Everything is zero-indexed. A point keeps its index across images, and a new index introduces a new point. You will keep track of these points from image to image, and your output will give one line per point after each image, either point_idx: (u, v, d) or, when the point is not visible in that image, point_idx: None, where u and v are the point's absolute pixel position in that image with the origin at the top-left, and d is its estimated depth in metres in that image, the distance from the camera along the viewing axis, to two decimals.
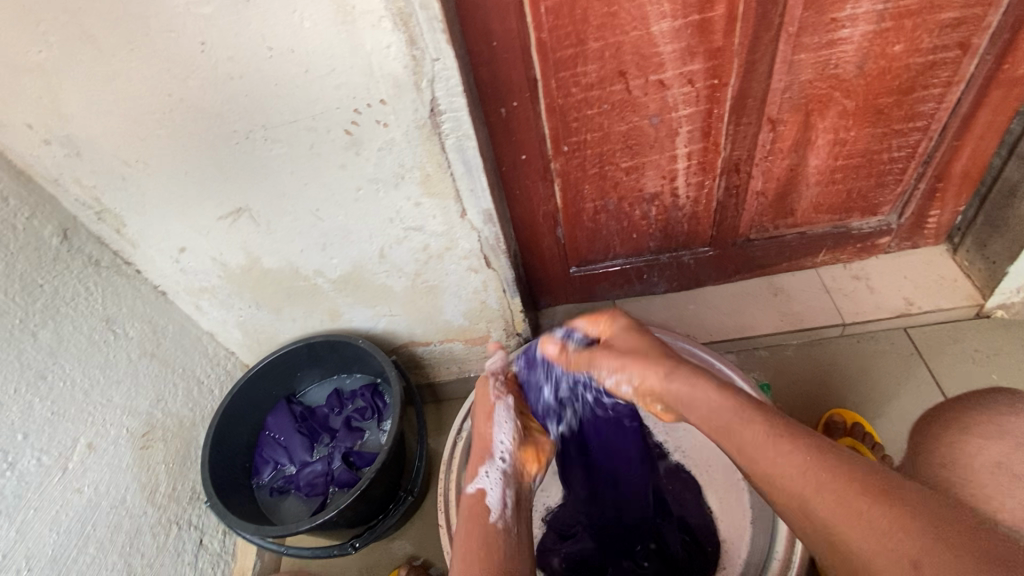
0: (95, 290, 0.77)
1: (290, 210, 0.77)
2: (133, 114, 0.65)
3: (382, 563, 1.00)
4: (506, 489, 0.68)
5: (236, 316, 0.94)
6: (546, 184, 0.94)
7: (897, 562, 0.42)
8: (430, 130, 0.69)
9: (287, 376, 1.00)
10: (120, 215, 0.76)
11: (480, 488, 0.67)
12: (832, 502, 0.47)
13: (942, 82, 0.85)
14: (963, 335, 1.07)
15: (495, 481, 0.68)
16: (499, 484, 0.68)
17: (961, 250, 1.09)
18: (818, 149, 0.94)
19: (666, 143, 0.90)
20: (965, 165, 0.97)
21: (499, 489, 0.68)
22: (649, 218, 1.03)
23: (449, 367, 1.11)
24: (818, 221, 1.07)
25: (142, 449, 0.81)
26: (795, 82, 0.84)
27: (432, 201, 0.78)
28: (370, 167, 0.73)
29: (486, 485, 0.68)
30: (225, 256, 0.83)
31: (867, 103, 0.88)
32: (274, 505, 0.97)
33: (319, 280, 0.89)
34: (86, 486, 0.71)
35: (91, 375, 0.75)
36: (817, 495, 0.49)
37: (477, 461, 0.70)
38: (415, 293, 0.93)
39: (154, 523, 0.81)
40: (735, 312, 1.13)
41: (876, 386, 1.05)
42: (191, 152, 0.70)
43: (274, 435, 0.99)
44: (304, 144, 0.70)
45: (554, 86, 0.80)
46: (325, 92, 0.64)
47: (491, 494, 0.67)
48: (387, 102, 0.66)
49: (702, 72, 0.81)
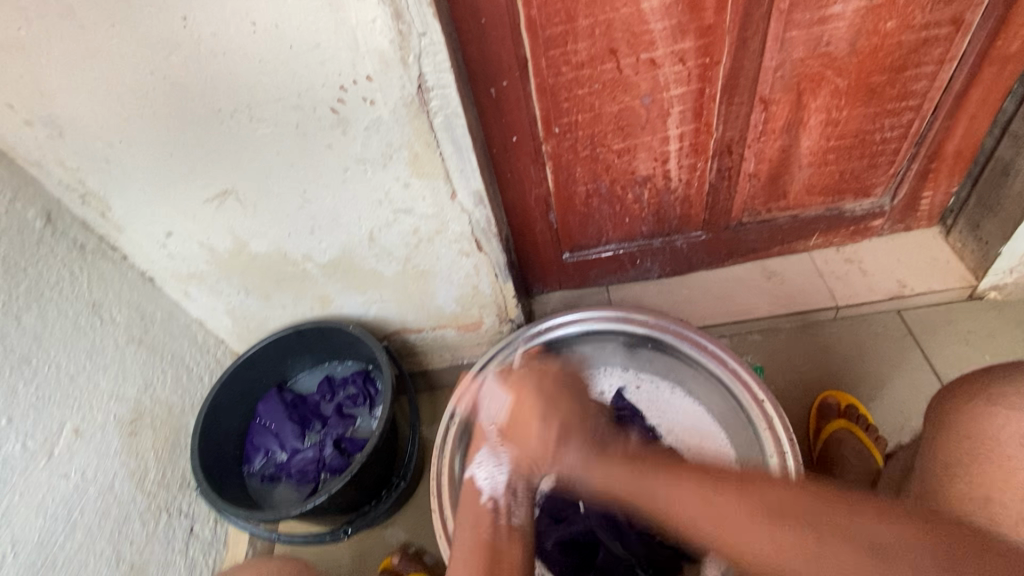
0: (80, 274, 0.76)
1: (278, 192, 0.77)
2: (115, 92, 0.64)
3: (376, 550, 0.99)
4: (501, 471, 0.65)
5: (225, 303, 0.93)
6: (537, 167, 0.93)
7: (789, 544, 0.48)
8: (418, 107, 0.68)
9: (278, 363, 0.99)
10: (105, 198, 0.75)
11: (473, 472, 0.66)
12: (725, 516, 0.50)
13: (935, 60, 0.85)
14: (957, 316, 1.07)
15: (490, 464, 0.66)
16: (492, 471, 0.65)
17: (954, 232, 1.09)
18: (810, 130, 0.94)
19: (658, 124, 0.90)
20: (957, 145, 0.97)
21: (496, 477, 0.65)
22: (641, 202, 1.03)
23: (441, 354, 1.10)
24: (810, 204, 1.07)
25: (131, 435, 0.81)
26: (787, 60, 0.83)
27: (421, 181, 0.77)
28: (357, 146, 0.72)
29: (478, 474, 0.66)
30: (212, 240, 0.82)
31: (859, 81, 0.87)
32: (266, 492, 0.96)
33: (308, 265, 0.88)
34: (73, 472, 0.70)
35: (77, 360, 0.74)
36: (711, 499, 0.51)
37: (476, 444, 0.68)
38: (406, 278, 0.92)
39: (143, 510, 0.80)
40: (728, 297, 1.13)
41: (870, 369, 1.04)
42: (176, 133, 0.69)
43: (265, 422, 0.98)
44: (290, 123, 0.69)
45: (544, 65, 0.79)
46: (310, 68, 0.63)
47: (482, 482, 0.65)
48: (373, 79, 0.65)
49: (694, 51, 0.80)
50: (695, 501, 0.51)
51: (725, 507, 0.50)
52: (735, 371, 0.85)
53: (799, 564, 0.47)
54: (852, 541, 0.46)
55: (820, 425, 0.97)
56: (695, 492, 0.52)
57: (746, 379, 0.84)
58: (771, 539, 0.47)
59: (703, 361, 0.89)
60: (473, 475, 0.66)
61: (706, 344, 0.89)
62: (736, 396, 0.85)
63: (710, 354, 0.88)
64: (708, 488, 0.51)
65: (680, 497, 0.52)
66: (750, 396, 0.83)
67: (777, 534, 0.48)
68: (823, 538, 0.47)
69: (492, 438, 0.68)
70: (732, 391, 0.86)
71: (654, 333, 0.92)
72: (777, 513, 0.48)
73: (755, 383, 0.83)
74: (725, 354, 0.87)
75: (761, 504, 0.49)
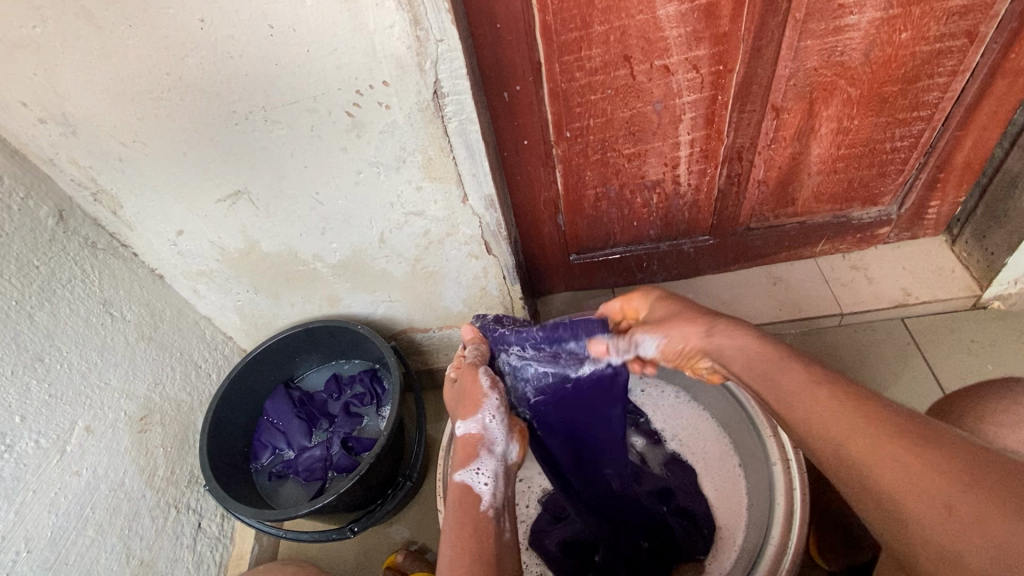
0: (91, 272, 0.76)
1: (289, 193, 0.77)
2: (130, 93, 0.64)
3: (381, 547, 1.01)
4: (497, 482, 0.63)
5: (234, 301, 0.93)
6: (548, 169, 0.94)
7: (914, 488, 0.44)
8: (433, 112, 0.68)
9: (287, 361, 0.99)
10: (116, 196, 0.75)
11: (470, 480, 0.63)
12: (872, 455, 0.46)
13: (947, 72, 0.85)
14: (961, 325, 1.08)
15: (488, 473, 0.63)
16: (491, 479, 0.63)
17: (960, 241, 1.09)
18: (821, 138, 0.93)
19: (670, 130, 0.90)
20: (966, 157, 0.97)
21: (494, 484, 0.63)
22: (650, 206, 1.03)
23: (447, 353, 1.11)
24: (818, 210, 1.07)
25: (140, 432, 0.81)
26: (800, 70, 0.83)
27: (433, 185, 0.77)
28: (370, 150, 0.72)
29: (475, 480, 0.63)
30: (223, 239, 0.83)
31: (872, 91, 0.87)
32: (273, 490, 0.95)
33: (318, 265, 0.88)
34: (84, 469, 0.71)
35: (89, 358, 0.74)
36: (861, 440, 0.47)
37: (467, 455, 0.65)
38: (415, 279, 0.92)
39: (153, 506, 0.81)
40: (734, 302, 1.14)
41: (874, 377, 1.05)
42: (191, 133, 0.69)
43: (273, 419, 0.98)
44: (304, 126, 0.69)
45: (558, 70, 0.79)
46: (326, 72, 0.63)
47: (480, 487, 0.62)
48: (389, 83, 0.65)
49: (708, 58, 0.80)
50: (835, 422, 0.49)
51: (875, 434, 0.47)
52: None
53: (923, 513, 0.43)
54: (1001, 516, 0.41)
55: None
56: (873, 453, 0.46)
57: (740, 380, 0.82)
58: (919, 489, 0.44)
59: None
60: (471, 482, 0.62)
61: None
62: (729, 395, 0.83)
63: None
64: (861, 413, 0.49)
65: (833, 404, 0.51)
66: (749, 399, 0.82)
67: (935, 480, 0.43)
68: (988, 521, 0.41)
69: (487, 448, 0.66)
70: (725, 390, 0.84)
71: None
72: (925, 448, 0.45)
73: None
74: None
75: (919, 443, 0.45)
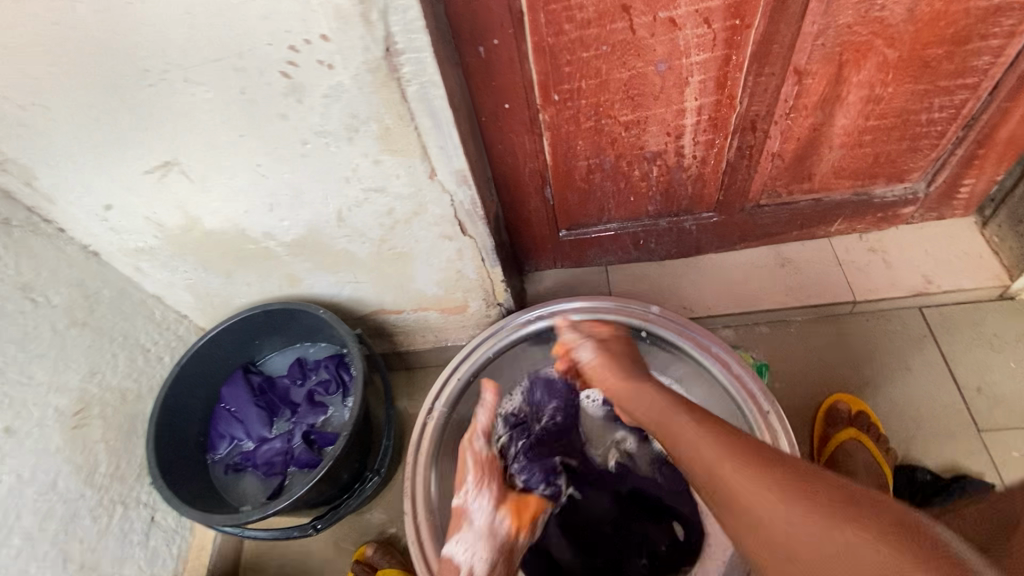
0: (5, 253, 0.67)
1: (227, 165, 0.66)
2: (16, 47, 0.53)
3: (351, 537, 0.96)
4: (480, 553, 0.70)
5: (183, 279, 0.85)
6: (533, 138, 0.83)
7: (724, 462, 0.52)
8: (386, 74, 0.57)
9: (246, 343, 0.90)
10: (27, 167, 0.65)
11: (452, 553, 0.70)
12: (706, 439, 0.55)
13: (1003, 33, 0.72)
14: (984, 317, 0.99)
15: (467, 548, 0.70)
16: (471, 551, 0.70)
17: (992, 224, 0.99)
18: (848, 106, 0.81)
19: (674, 94, 0.77)
20: (1013, 131, 0.85)
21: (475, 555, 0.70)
22: (649, 180, 0.92)
23: (424, 335, 1.03)
24: (837, 187, 0.96)
25: (75, 428, 0.73)
26: (830, 27, 0.70)
27: (394, 158, 0.66)
28: (316, 117, 0.61)
29: (456, 551, 0.70)
30: (159, 216, 0.73)
31: (912, 54, 0.74)
32: (230, 483, 0.87)
33: (270, 243, 0.79)
34: (6, 474, 0.64)
35: (6, 351, 0.66)
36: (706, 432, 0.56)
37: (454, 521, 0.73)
38: (381, 260, 0.83)
39: (94, 505, 0.74)
40: (737, 285, 1.05)
41: (886, 373, 0.97)
42: (98, 95, 0.58)
43: (230, 407, 0.89)
44: (232, 89, 0.58)
45: (542, 22, 0.67)
46: (251, 24, 0.52)
47: (460, 558, 0.69)
48: (329, 38, 0.53)
49: (721, 11, 0.67)
50: (713, 451, 0.54)
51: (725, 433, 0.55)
52: (739, 376, 0.80)
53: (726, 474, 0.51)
54: (771, 490, 0.48)
55: (827, 430, 0.91)
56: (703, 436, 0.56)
57: (751, 386, 0.79)
58: (726, 464, 0.52)
59: (704, 361, 0.84)
60: (453, 554, 0.70)
61: (707, 342, 0.84)
62: (735, 401, 0.80)
63: (714, 358, 0.83)
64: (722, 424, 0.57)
65: (733, 493, 0.50)
66: (753, 404, 0.78)
67: (744, 467, 0.50)
68: (768, 495, 0.47)
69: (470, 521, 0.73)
70: (734, 397, 0.80)
71: (654, 330, 0.87)
72: (747, 446, 0.53)
73: (760, 391, 0.78)
74: (725, 356, 0.82)
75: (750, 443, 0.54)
